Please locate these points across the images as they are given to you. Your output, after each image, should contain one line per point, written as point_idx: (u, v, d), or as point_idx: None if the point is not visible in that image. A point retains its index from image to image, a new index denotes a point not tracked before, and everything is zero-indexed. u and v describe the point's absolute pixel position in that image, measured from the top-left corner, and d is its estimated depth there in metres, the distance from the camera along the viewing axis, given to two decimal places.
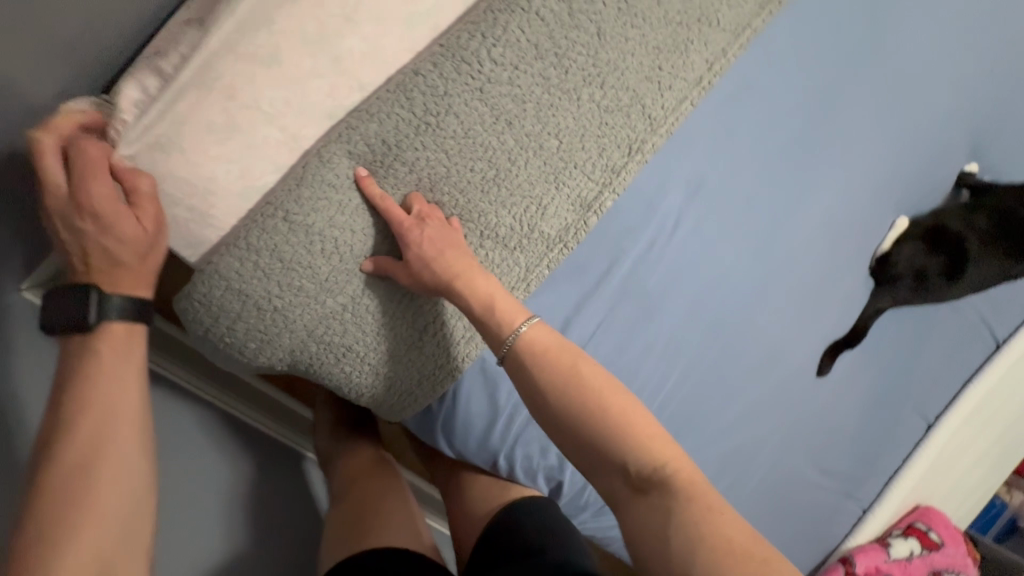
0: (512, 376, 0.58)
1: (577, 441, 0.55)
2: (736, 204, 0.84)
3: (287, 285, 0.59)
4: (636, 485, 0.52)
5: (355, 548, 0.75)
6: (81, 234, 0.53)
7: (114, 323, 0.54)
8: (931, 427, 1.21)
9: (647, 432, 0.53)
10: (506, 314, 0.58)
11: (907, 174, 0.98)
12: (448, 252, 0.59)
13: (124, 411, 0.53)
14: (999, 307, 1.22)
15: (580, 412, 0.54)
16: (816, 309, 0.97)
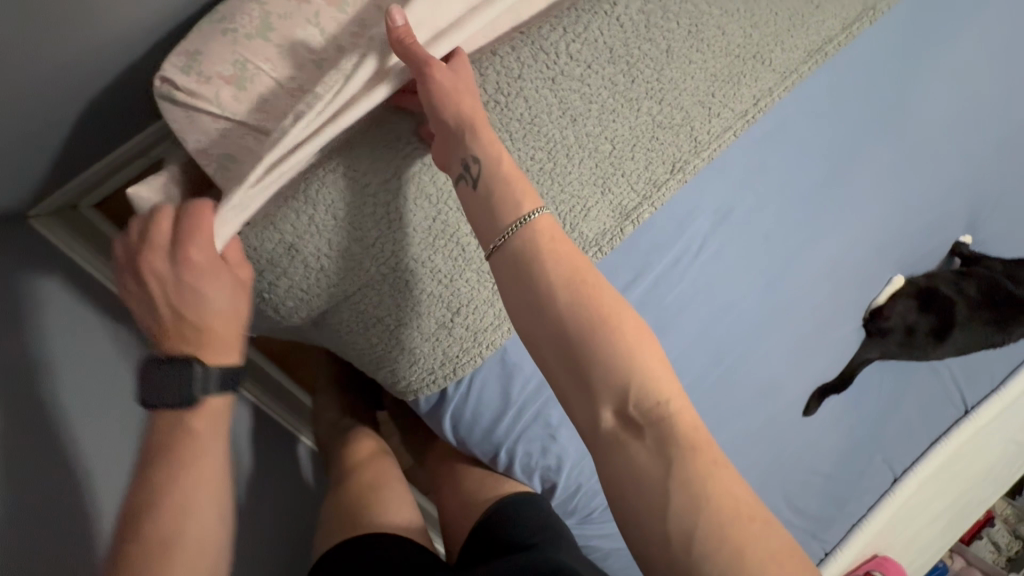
0: (517, 274, 0.53)
1: (570, 356, 0.51)
2: (756, 237, 0.88)
3: (335, 244, 0.62)
4: (632, 419, 0.49)
5: (351, 531, 0.82)
6: (172, 289, 0.54)
7: (211, 398, 0.55)
8: (898, 480, 1.25)
9: (651, 360, 0.51)
10: (516, 197, 0.55)
11: (909, 235, 1.04)
12: (465, 111, 0.58)
13: (208, 478, 0.53)
14: (971, 374, 1.29)
15: (594, 335, 0.50)
16: (814, 349, 1.01)
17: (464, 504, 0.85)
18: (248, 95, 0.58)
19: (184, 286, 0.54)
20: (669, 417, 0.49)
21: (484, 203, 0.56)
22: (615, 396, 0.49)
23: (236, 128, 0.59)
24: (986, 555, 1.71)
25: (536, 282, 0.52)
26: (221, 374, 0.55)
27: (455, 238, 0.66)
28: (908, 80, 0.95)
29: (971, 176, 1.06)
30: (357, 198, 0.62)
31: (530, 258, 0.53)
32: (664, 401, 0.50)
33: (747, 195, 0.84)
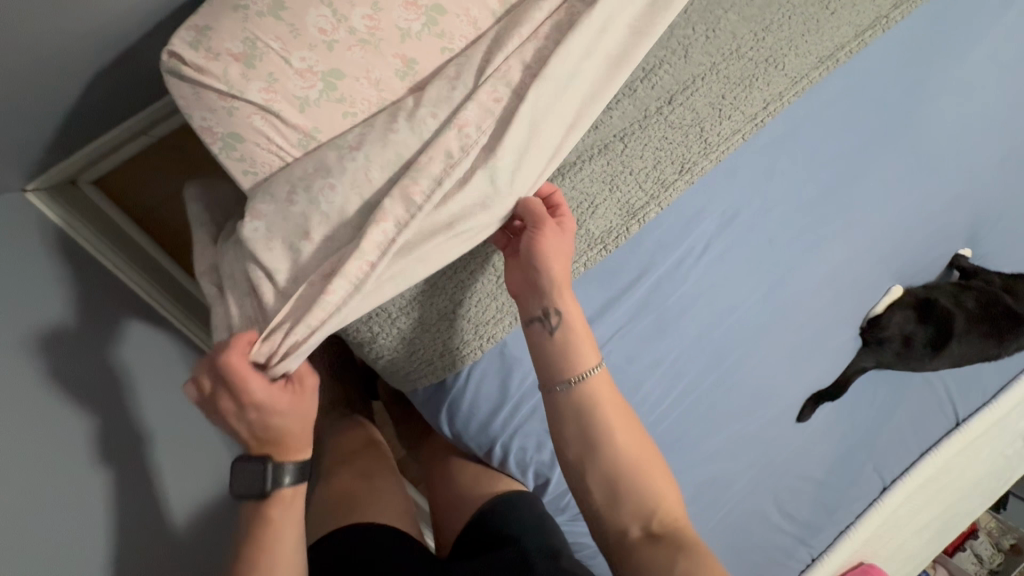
0: (566, 412, 0.65)
1: (608, 482, 0.63)
2: (760, 241, 0.87)
3: (339, 249, 0.60)
4: (652, 533, 0.61)
5: (341, 521, 0.81)
6: (250, 420, 0.59)
7: (284, 488, 0.62)
8: (887, 489, 1.26)
9: (665, 488, 0.64)
10: (583, 353, 0.65)
11: (910, 248, 1.04)
12: (556, 261, 0.64)
13: (285, 543, 0.61)
14: (964, 387, 1.29)
15: (623, 463, 0.63)
16: (810, 353, 1.01)
17: (457, 502, 0.85)
18: (254, 73, 0.57)
19: (260, 417, 0.59)
20: (680, 531, 0.61)
21: (555, 349, 0.65)
22: (642, 515, 0.62)
23: (243, 105, 0.58)
24: (968, 566, 1.73)
25: (588, 420, 0.64)
26: (298, 467, 0.63)
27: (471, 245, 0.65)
28: (917, 92, 0.95)
29: (975, 190, 1.07)
30: (356, 185, 0.60)
31: (584, 398, 0.64)
32: (678, 522, 0.63)
33: (755, 200, 0.84)
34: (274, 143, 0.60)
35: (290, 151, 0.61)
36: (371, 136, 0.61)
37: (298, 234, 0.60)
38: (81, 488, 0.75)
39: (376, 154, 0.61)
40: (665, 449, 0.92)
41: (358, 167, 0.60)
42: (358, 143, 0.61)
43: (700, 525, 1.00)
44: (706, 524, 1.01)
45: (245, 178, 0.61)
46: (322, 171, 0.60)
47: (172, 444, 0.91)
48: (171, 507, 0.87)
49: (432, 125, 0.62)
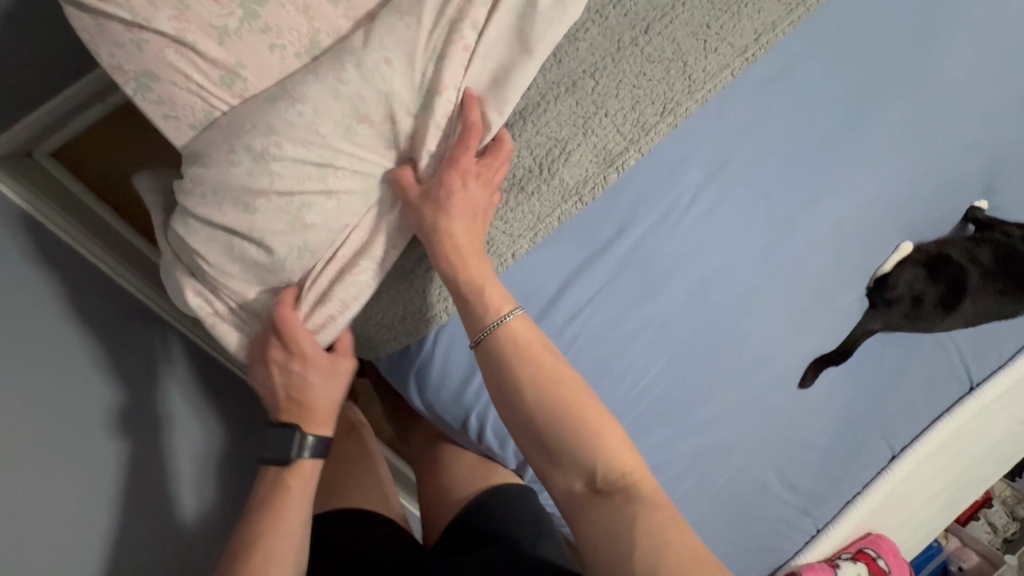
0: (488, 366, 0.62)
1: (545, 440, 0.60)
2: (755, 193, 0.81)
3: (310, 204, 0.62)
4: (596, 489, 0.59)
5: (327, 505, 0.82)
6: (290, 376, 0.67)
7: (304, 458, 0.69)
8: (896, 457, 1.20)
9: (614, 441, 0.60)
10: (494, 304, 0.62)
11: (921, 199, 0.97)
12: (456, 219, 0.62)
13: (297, 498, 0.69)
14: (979, 349, 1.22)
15: (557, 421, 0.60)
16: (811, 318, 0.95)
17: (444, 497, 0.86)
18: (168, 6, 0.56)
19: (297, 376, 0.67)
20: (631, 487, 0.58)
21: (471, 303, 0.63)
22: (584, 473, 0.59)
23: (153, 37, 0.57)
24: (982, 536, 1.67)
25: (512, 374, 0.61)
26: (319, 441, 0.70)
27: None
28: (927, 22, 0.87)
29: (993, 134, 0.98)
30: (307, 143, 0.60)
31: (507, 356, 0.61)
32: (628, 475, 0.59)
33: (744, 144, 0.78)
34: (194, 81, 0.59)
35: (213, 90, 0.60)
36: (310, 82, 0.60)
37: (250, 194, 0.60)
38: (82, 484, 0.80)
39: (325, 106, 0.60)
40: (656, 419, 0.87)
41: (304, 119, 0.60)
42: (301, 93, 0.60)
43: (695, 495, 0.96)
44: (703, 495, 0.97)
45: (167, 124, 0.60)
46: (263, 127, 0.59)
47: (185, 441, 0.93)
48: (182, 499, 0.91)
49: (385, 82, 0.62)
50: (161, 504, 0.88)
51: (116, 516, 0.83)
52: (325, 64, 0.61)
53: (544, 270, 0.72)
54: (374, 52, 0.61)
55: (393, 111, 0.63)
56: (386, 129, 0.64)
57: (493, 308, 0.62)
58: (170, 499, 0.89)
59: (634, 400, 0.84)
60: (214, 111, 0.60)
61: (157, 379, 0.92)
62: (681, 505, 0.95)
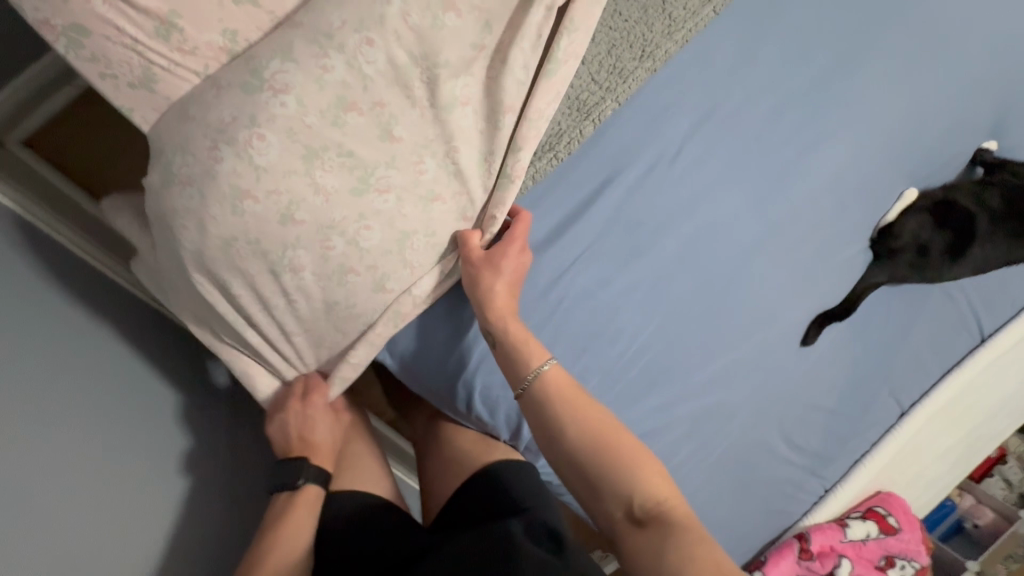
0: (530, 409, 0.66)
1: (583, 472, 0.63)
2: (745, 140, 0.80)
3: (298, 202, 0.57)
4: (636, 518, 0.60)
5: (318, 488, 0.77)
6: (301, 422, 0.72)
7: (311, 484, 0.70)
8: (905, 414, 1.17)
9: (649, 472, 0.62)
10: (529, 359, 0.65)
11: (926, 142, 0.92)
12: (500, 290, 0.65)
13: (301, 511, 0.68)
14: (990, 300, 1.18)
15: (595, 453, 0.62)
16: (814, 275, 0.91)
17: (446, 475, 0.81)
18: None
19: (306, 424, 0.73)
20: (668, 513, 0.59)
21: (507, 356, 0.66)
22: (623, 501, 0.60)
23: None
24: (997, 491, 1.65)
25: (550, 411, 0.64)
26: (320, 472, 0.72)
27: (426, 192, 0.63)
28: None
29: (1000, 71, 0.93)
30: (291, 134, 0.56)
31: (543, 396, 0.65)
32: (665, 502, 0.60)
33: (730, 89, 0.79)
34: (125, 33, 0.53)
35: (148, 43, 0.54)
36: (291, 71, 0.55)
37: (237, 195, 0.55)
38: (138, 493, 0.70)
39: (310, 97, 0.56)
40: (654, 382, 0.85)
41: (288, 111, 0.55)
42: (283, 84, 0.55)
43: (699, 461, 0.94)
44: (706, 459, 0.95)
45: (105, 83, 0.55)
46: (241, 117, 0.54)
47: (213, 448, 0.86)
48: (214, 496, 0.81)
49: (369, 63, 0.57)
50: (206, 511, 0.79)
51: (170, 524, 0.72)
52: (302, 48, 0.55)
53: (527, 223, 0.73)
54: (355, 33, 0.56)
55: (378, 97, 0.58)
56: (375, 116, 0.59)
57: (529, 363, 0.65)
58: (205, 492, 0.80)
59: (629, 362, 0.81)
60: (154, 66, 0.55)
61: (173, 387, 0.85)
62: (682, 470, 0.93)
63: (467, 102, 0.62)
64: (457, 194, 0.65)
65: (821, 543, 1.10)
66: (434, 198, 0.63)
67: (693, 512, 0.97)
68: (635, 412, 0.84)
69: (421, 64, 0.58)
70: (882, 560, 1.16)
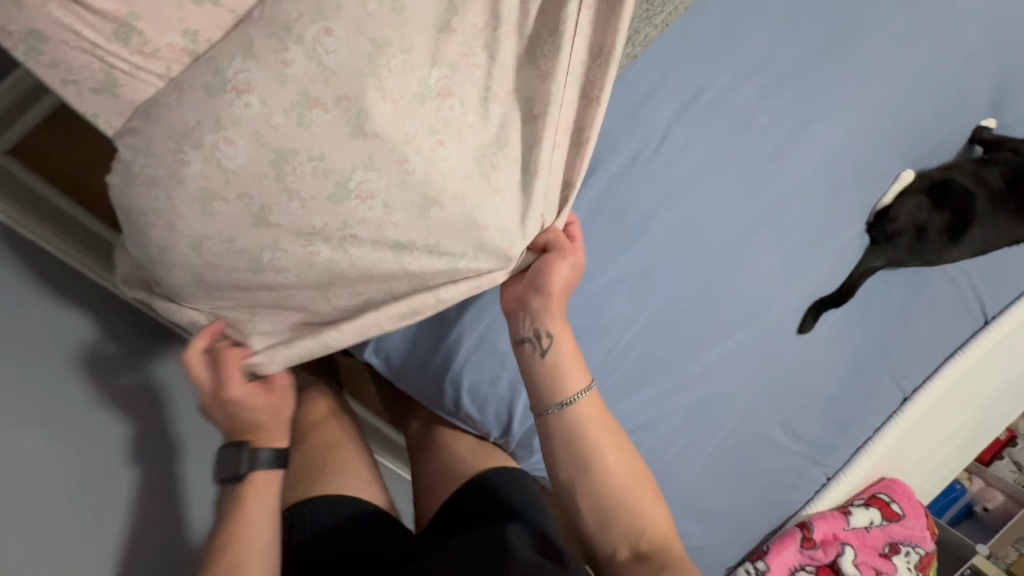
0: (560, 437, 0.65)
1: (598, 508, 0.65)
2: (733, 124, 0.80)
3: (271, 206, 0.56)
4: (639, 553, 0.64)
5: (305, 492, 0.74)
6: (229, 409, 0.68)
7: (257, 471, 0.68)
8: (908, 399, 1.16)
9: (655, 509, 0.66)
10: (571, 379, 0.66)
11: (920, 123, 0.90)
12: (556, 288, 0.66)
13: (253, 505, 0.66)
14: (993, 281, 1.16)
15: (612, 486, 0.65)
16: (808, 260, 0.90)
17: (440, 480, 0.79)
18: None
19: (233, 404, 0.67)
20: (667, 549, 0.65)
21: (541, 375, 0.66)
22: (631, 536, 0.65)
23: None
24: (1007, 475, 1.62)
25: (580, 442, 0.65)
26: (272, 452, 0.69)
27: (419, 198, 0.59)
28: None
29: (991, 46, 0.91)
30: (258, 136, 0.54)
31: (575, 425, 0.65)
32: (665, 540, 0.65)
33: (709, 73, 0.78)
34: (85, 39, 0.51)
35: (108, 48, 0.52)
36: (253, 70, 0.53)
37: (206, 196, 0.55)
38: (101, 503, 0.70)
39: (273, 95, 0.54)
40: (647, 374, 0.84)
41: (253, 112, 0.53)
42: (245, 84, 0.53)
43: (696, 452, 0.93)
44: (703, 450, 0.94)
45: (68, 89, 0.54)
46: (208, 122, 0.53)
47: (178, 448, 0.85)
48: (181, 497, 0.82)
49: (329, 54, 0.54)
50: (170, 510, 0.79)
51: (137, 529, 0.73)
52: (261, 43, 0.53)
53: None
54: (313, 23, 0.54)
55: (343, 91, 0.55)
56: (343, 111, 0.55)
57: (573, 378, 0.66)
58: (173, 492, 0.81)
59: (619, 355, 0.81)
60: (115, 71, 0.53)
61: (138, 391, 0.84)
62: (679, 463, 0.92)
63: (447, 94, 0.59)
64: (456, 197, 0.60)
65: (825, 531, 1.09)
66: (430, 203, 0.60)
67: (691, 503, 0.97)
68: (628, 404, 0.84)
69: (385, 51, 0.56)
70: (886, 547, 1.14)
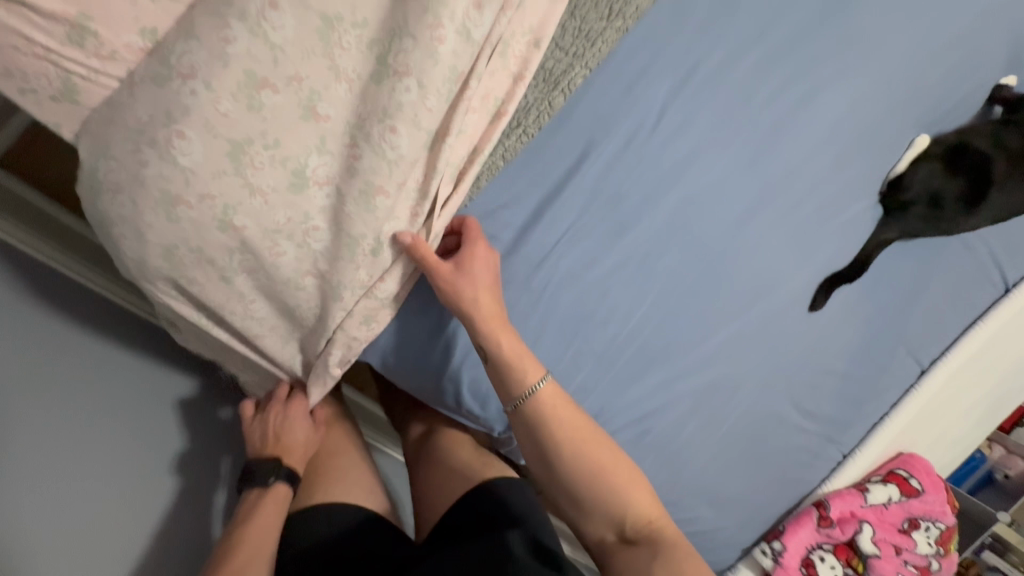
0: (526, 431, 0.65)
1: (579, 498, 0.65)
2: (735, 97, 0.76)
3: (234, 205, 0.55)
4: (625, 536, 0.64)
5: (301, 502, 0.74)
6: (270, 427, 0.74)
7: (279, 484, 0.71)
8: (925, 372, 1.12)
9: (636, 492, 0.64)
10: (524, 372, 0.63)
11: (930, 84, 0.86)
12: (482, 296, 0.61)
13: (268, 516, 0.67)
14: (1011, 247, 1.12)
15: (585, 476, 0.64)
16: (817, 236, 0.86)
17: (439, 487, 0.79)
18: None
19: (279, 425, 0.74)
20: (653, 530, 0.63)
21: (503, 376, 0.64)
22: (613, 522, 0.64)
23: None
24: None
25: (544, 437, 0.64)
26: (288, 471, 0.72)
27: (365, 186, 0.57)
28: None
29: None
30: (210, 128, 0.52)
31: (538, 421, 0.64)
32: (651, 520, 0.64)
33: (706, 43, 0.74)
34: (35, 43, 0.48)
35: (61, 51, 0.49)
36: (196, 50, 0.50)
37: (169, 200, 0.53)
38: (87, 493, 0.74)
39: (217, 78, 0.51)
40: (653, 361, 0.81)
41: (199, 99, 0.51)
42: (189, 68, 0.50)
43: (706, 437, 0.91)
44: (714, 434, 0.92)
45: (26, 99, 0.51)
46: (160, 116, 0.51)
47: (200, 453, 0.88)
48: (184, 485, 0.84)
49: (276, 29, 0.51)
50: (196, 512, 0.84)
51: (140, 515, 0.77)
52: (202, 23, 0.50)
53: (505, 209, 0.69)
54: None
55: (292, 71, 0.52)
56: (293, 93, 0.53)
57: (523, 376, 0.64)
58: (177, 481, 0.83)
59: (623, 343, 0.78)
60: (73, 76, 0.51)
61: (141, 403, 0.86)
62: (688, 449, 0.90)
63: (406, 73, 0.55)
64: (399, 184, 0.59)
65: (841, 509, 1.06)
66: (376, 190, 0.58)
67: (703, 487, 0.95)
68: (634, 392, 0.82)
69: (337, 26, 0.52)
70: (906, 523, 1.11)
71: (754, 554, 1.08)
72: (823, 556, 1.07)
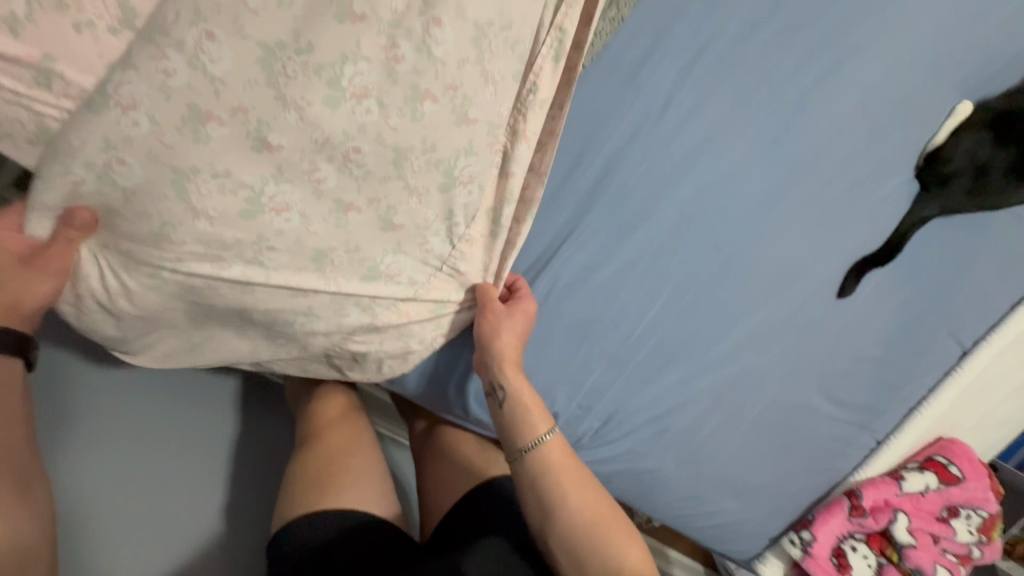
0: (525, 478, 0.64)
1: (572, 552, 0.61)
2: (745, 78, 0.70)
3: (173, 223, 0.52)
4: None
5: (309, 503, 0.70)
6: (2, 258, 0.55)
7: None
8: (966, 353, 1.05)
9: (631, 548, 0.61)
10: (532, 421, 0.65)
11: (973, 43, 0.77)
12: (503, 336, 0.65)
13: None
14: None
15: (583, 525, 0.61)
16: (841, 220, 0.81)
17: (447, 483, 0.78)
18: None
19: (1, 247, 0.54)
20: None
21: (507, 420, 0.66)
22: None
23: None
24: None
25: (543, 483, 0.63)
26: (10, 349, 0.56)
27: (334, 202, 0.56)
28: None
29: None
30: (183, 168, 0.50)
31: (540, 468, 0.64)
32: None
33: (714, 21, 0.68)
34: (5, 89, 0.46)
35: (31, 94, 0.47)
36: (135, 82, 0.46)
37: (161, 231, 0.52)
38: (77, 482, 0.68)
39: (161, 111, 0.47)
40: (667, 359, 0.79)
41: (141, 130, 0.48)
42: (129, 98, 0.47)
43: (727, 433, 0.88)
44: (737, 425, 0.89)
45: (5, 144, 0.50)
46: (97, 141, 0.48)
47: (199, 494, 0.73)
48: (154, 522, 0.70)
49: (215, 62, 0.46)
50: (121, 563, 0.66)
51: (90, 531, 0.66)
52: (141, 52, 0.46)
53: None
54: (192, 26, 0.45)
55: (237, 102, 0.48)
56: (240, 123, 0.49)
57: (532, 425, 0.65)
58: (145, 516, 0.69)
59: (636, 343, 0.76)
60: (47, 118, 0.48)
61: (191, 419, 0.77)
62: (709, 444, 0.88)
63: (363, 94, 0.51)
64: (373, 201, 0.57)
65: (875, 498, 1.02)
66: (346, 207, 0.57)
67: (726, 480, 0.92)
68: (650, 392, 0.79)
69: (280, 55, 0.48)
70: (944, 510, 1.06)
71: (782, 543, 1.06)
72: (855, 546, 1.03)
